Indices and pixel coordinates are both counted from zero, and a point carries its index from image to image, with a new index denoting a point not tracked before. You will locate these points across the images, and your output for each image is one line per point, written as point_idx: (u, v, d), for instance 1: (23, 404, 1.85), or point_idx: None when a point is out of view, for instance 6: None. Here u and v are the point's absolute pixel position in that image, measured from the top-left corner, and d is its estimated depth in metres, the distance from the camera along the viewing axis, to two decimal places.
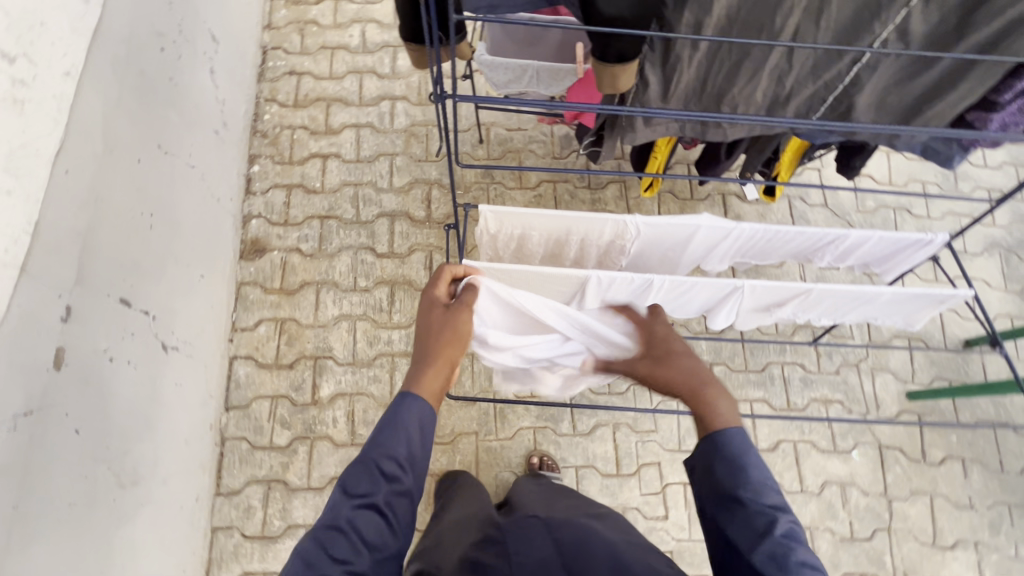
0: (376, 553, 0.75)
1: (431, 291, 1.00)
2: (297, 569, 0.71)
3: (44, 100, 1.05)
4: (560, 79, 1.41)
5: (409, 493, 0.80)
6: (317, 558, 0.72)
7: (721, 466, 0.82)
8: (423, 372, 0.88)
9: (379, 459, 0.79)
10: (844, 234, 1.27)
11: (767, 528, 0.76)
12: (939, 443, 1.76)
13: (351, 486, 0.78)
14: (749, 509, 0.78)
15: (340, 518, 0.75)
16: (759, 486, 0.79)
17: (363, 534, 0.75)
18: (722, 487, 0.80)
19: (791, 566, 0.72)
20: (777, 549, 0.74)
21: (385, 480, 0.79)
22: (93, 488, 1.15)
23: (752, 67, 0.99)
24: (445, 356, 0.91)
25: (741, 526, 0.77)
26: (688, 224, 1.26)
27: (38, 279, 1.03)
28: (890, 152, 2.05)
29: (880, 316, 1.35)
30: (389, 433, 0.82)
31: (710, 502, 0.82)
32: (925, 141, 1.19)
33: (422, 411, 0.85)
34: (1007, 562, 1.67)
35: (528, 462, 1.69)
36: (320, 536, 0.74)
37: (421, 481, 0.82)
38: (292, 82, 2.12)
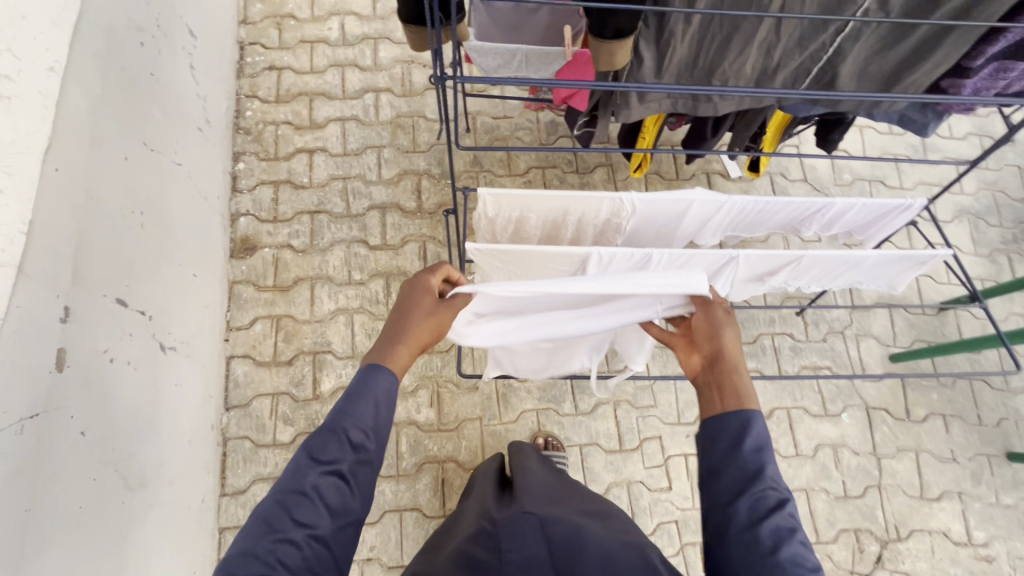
0: (340, 519, 0.74)
1: (426, 271, 0.93)
2: (256, 532, 0.70)
3: (30, 97, 1.02)
4: (549, 62, 1.39)
5: (373, 462, 0.79)
6: (278, 521, 0.70)
7: (748, 441, 0.78)
8: (392, 349, 0.86)
9: (346, 427, 0.78)
10: (830, 203, 1.33)
11: (779, 504, 0.74)
12: (921, 401, 1.85)
13: (317, 452, 0.75)
14: (766, 484, 0.75)
15: (305, 482, 0.73)
16: (778, 469, 0.77)
17: (327, 500, 0.73)
18: (745, 462, 0.77)
19: (794, 543, 0.72)
20: (784, 527, 0.72)
21: (352, 448, 0.77)
22: (101, 492, 1.14)
23: (741, 41, 1.03)
24: (420, 341, 0.89)
25: (753, 499, 0.75)
26: (681, 199, 1.29)
27: (37, 280, 1.01)
28: (863, 126, 2.13)
29: (864, 279, 1.41)
30: (357, 401, 0.80)
31: (723, 471, 0.78)
32: (902, 110, 1.25)
33: (388, 384, 0.83)
34: (989, 509, 1.76)
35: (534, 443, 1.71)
36: (283, 500, 0.72)
37: (384, 449, 0.81)
38: (272, 77, 2.09)
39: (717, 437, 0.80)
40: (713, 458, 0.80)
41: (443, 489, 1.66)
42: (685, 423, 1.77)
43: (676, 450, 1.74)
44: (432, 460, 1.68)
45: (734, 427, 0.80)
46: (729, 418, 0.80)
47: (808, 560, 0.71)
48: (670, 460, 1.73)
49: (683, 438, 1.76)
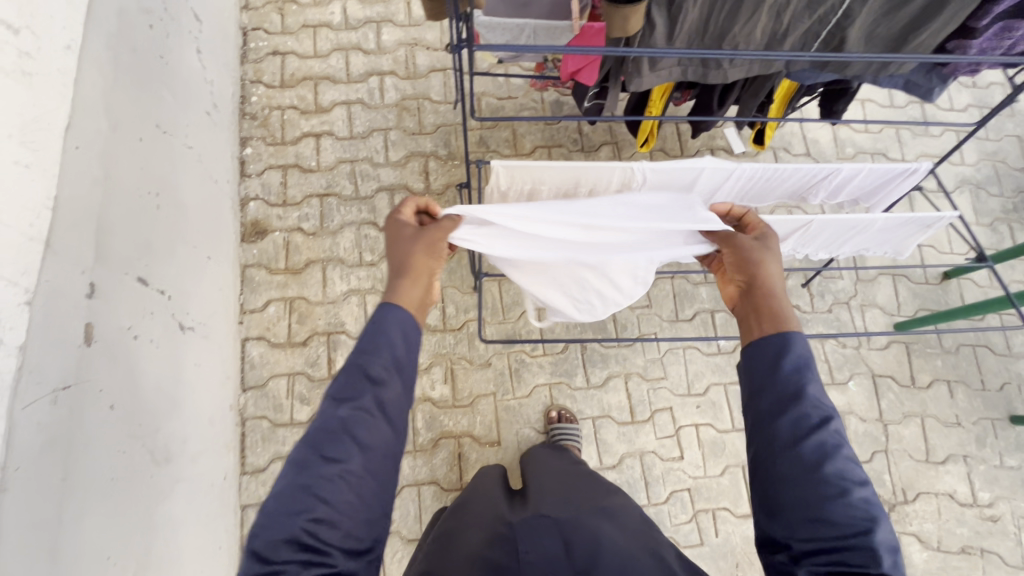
0: (370, 452, 0.75)
1: (396, 215, 0.98)
2: (290, 472, 0.73)
3: (50, 75, 1.04)
4: (557, 36, 1.42)
5: (398, 393, 0.80)
6: (308, 460, 0.73)
7: (788, 363, 0.80)
8: (398, 287, 0.88)
9: (365, 364, 0.79)
10: (837, 168, 1.35)
11: (822, 422, 0.76)
12: (925, 368, 1.89)
13: (339, 393, 0.77)
14: (809, 404, 0.77)
15: (331, 422, 0.75)
16: (818, 389, 0.79)
17: (355, 435, 0.75)
18: (787, 384, 0.79)
19: (837, 459, 0.74)
20: (826, 444, 0.75)
21: (372, 382, 0.78)
22: (132, 464, 1.16)
23: (752, 5, 1.05)
24: (420, 270, 0.91)
25: (796, 420, 0.77)
26: (692, 168, 1.31)
27: (62, 254, 1.02)
28: (865, 100, 2.15)
29: (871, 244, 1.44)
30: (373, 337, 0.81)
31: (767, 394, 0.79)
32: (908, 75, 1.27)
33: (400, 316, 0.84)
34: (993, 471, 1.80)
35: (547, 417, 1.74)
36: (312, 441, 0.74)
37: (407, 378, 0.82)
38: (276, 62, 2.09)
39: (755, 365, 0.83)
40: (754, 385, 0.81)
41: (459, 462, 1.69)
42: (695, 394, 1.80)
43: (687, 420, 1.78)
44: (448, 435, 1.71)
45: (774, 350, 0.82)
46: (771, 343, 0.82)
47: (853, 473, 0.74)
48: (682, 430, 1.76)
49: (693, 409, 1.79)
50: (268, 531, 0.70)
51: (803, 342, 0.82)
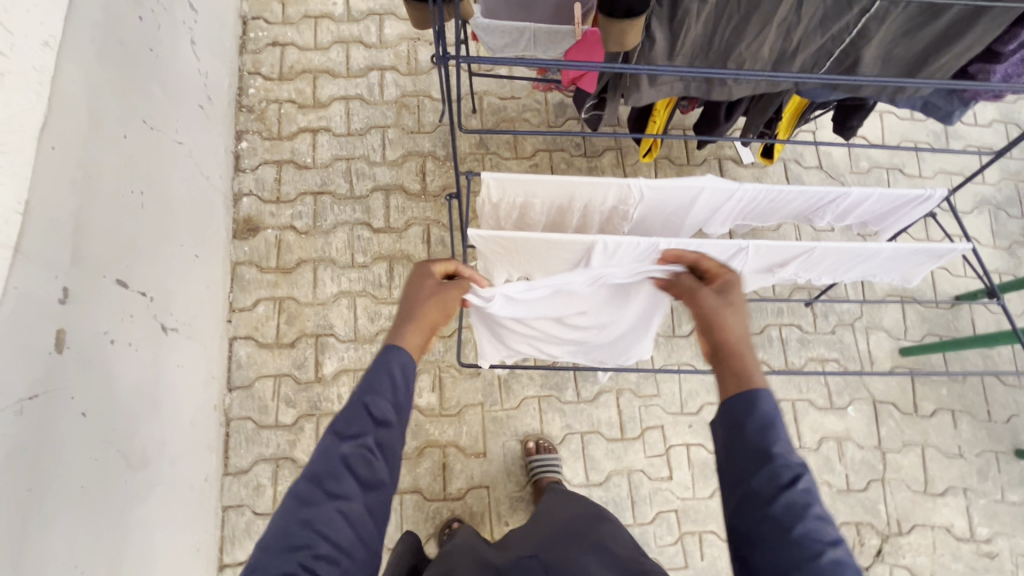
0: (371, 491, 0.72)
1: (425, 263, 0.95)
2: (291, 505, 0.70)
3: (24, 72, 0.99)
4: (559, 41, 1.33)
5: (400, 433, 0.77)
6: (310, 495, 0.70)
7: (753, 421, 0.75)
8: (403, 333, 0.86)
9: (367, 403, 0.75)
10: (845, 192, 1.28)
11: (792, 481, 0.70)
12: (929, 396, 1.82)
13: (342, 428, 0.74)
14: (778, 463, 0.72)
15: (332, 457, 0.72)
16: (788, 445, 0.74)
17: (356, 473, 0.72)
18: (752, 443, 0.74)
19: (809, 518, 0.68)
20: (796, 503, 0.69)
21: (375, 422, 0.75)
22: (103, 471, 1.15)
23: (760, 22, 0.99)
24: (429, 324, 0.89)
25: (764, 479, 0.71)
26: (692, 187, 1.25)
27: (33, 260, 0.99)
28: (883, 112, 2.06)
29: (878, 272, 1.37)
30: (376, 376, 0.78)
31: (735, 453, 0.75)
32: (926, 97, 1.20)
33: (404, 362, 0.81)
34: (993, 506, 1.75)
35: (525, 447, 1.70)
36: (312, 475, 0.71)
37: (409, 421, 0.78)
38: (275, 54, 2.05)
39: (720, 429, 0.78)
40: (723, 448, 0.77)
41: (443, 472, 1.66)
42: (688, 413, 1.76)
43: (678, 440, 1.73)
44: (433, 444, 1.69)
45: (736, 411, 0.78)
46: (733, 403, 0.78)
47: (824, 532, 0.68)
48: (672, 450, 1.72)
49: (685, 429, 1.74)
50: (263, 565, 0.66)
51: (768, 399, 0.77)
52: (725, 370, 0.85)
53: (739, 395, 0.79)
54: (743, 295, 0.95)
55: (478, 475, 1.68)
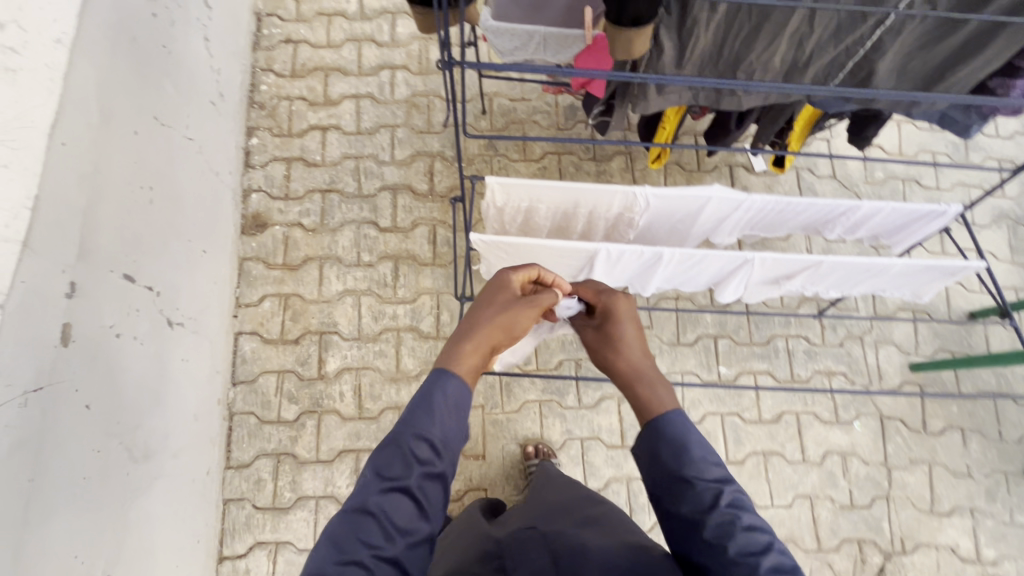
0: (409, 538, 0.68)
1: (508, 271, 0.92)
2: (325, 549, 0.66)
3: (37, 70, 1.01)
4: (568, 46, 1.29)
5: (444, 477, 0.73)
6: (346, 541, 0.66)
7: (664, 449, 0.75)
8: (458, 351, 0.81)
9: (411, 443, 0.72)
10: (856, 205, 1.25)
11: (713, 501, 0.71)
12: (939, 413, 1.79)
13: (382, 469, 0.71)
14: (695, 489, 0.72)
15: (370, 501, 0.68)
16: (702, 463, 0.74)
17: (394, 519, 0.68)
18: (669, 473, 0.74)
19: (739, 533, 0.68)
20: (724, 522, 0.69)
21: (418, 464, 0.71)
22: (106, 463, 1.16)
23: (771, 33, 0.99)
24: (489, 342, 0.84)
25: (689, 504, 0.72)
26: (698, 196, 1.23)
27: (42, 255, 1.01)
28: (901, 121, 2.02)
29: (887, 287, 1.34)
30: (420, 412, 0.74)
31: (657, 485, 0.76)
32: (944, 109, 1.17)
33: (457, 393, 0.77)
34: (1001, 527, 1.71)
35: (524, 450, 1.69)
36: (349, 519, 0.68)
37: (454, 463, 0.74)
38: (288, 51, 2.05)
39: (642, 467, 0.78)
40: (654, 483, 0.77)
41: None
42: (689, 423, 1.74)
43: None
44: None
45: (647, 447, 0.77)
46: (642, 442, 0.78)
47: (757, 542, 0.68)
48: None
49: None
50: None
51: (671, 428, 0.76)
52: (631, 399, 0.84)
53: (646, 424, 0.79)
54: (626, 319, 0.91)
55: (476, 477, 1.68)
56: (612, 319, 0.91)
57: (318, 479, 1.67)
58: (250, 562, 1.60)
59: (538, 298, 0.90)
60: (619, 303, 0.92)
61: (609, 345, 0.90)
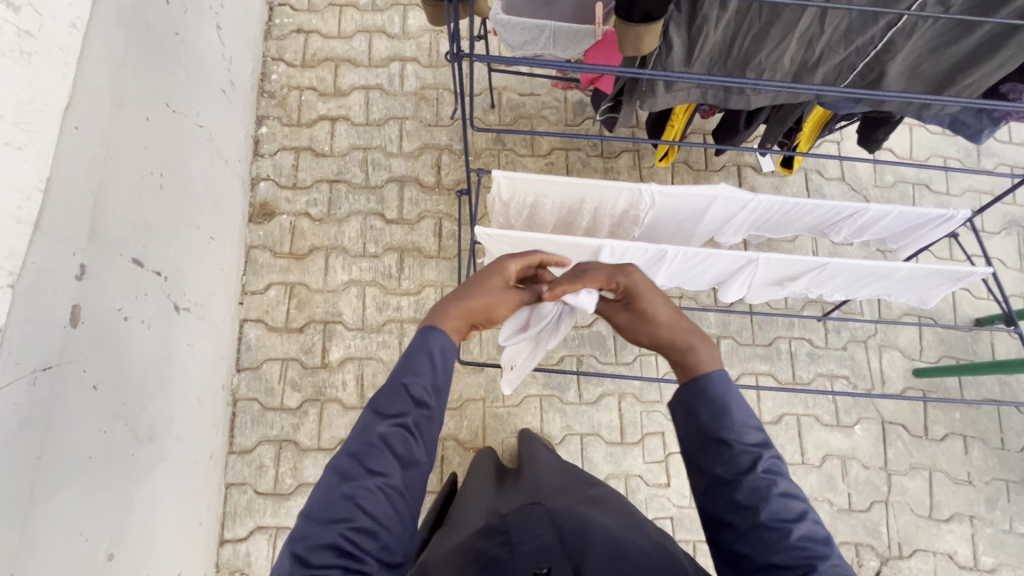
0: (410, 469, 0.69)
1: (508, 259, 0.88)
2: (330, 480, 0.67)
3: (51, 54, 1.02)
4: (578, 41, 1.29)
5: (439, 416, 0.73)
6: (350, 470, 0.67)
7: (704, 410, 0.72)
8: (450, 311, 0.79)
9: (408, 382, 0.72)
10: (863, 208, 1.25)
11: (751, 464, 0.68)
12: (941, 420, 1.78)
13: (382, 407, 0.71)
14: (734, 450, 0.69)
15: (371, 434, 0.69)
16: (742, 425, 0.71)
17: (395, 450, 0.69)
18: (708, 433, 0.71)
19: (774, 498, 0.66)
20: (759, 487, 0.67)
21: (414, 403, 0.72)
22: (111, 443, 1.18)
23: (781, 32, 0.99)
24: (473, 313, 0.82)
25: (724, 465, 0.69)
26: (704, 194, 1.23)
27: (52, 236, 1.03)
28: (913, 124, 2.00)
29: (893, 291, 1.34)
30: (414, 357, 0.74)
31: (693, 445, 0.73)
32: (954, 113, 1.17)
33: (443, 342, 0.76)
34: (1000, 535, 1.70)
35: None
36: (353, 451, 0.68)
37: (446, 404, 0.75)
38: (299, 40, 2.06)
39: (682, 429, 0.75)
40: (688, 443, 0.74)
41: (441, 465, 1.68)
42: None
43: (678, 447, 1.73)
44: None
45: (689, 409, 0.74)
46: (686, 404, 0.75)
47: (790, 510, 0.66)
48: (671, 457, 1.72)
49: None
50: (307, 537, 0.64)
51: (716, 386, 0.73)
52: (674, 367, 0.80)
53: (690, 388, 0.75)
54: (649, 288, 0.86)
55: None
56: (637, 294, 0.86)
57: (319, 467, 1.68)
58: (250, 546, 1.62)
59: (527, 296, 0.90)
60: (639, 278, 0.86)
61: (642, 321, 0.85)
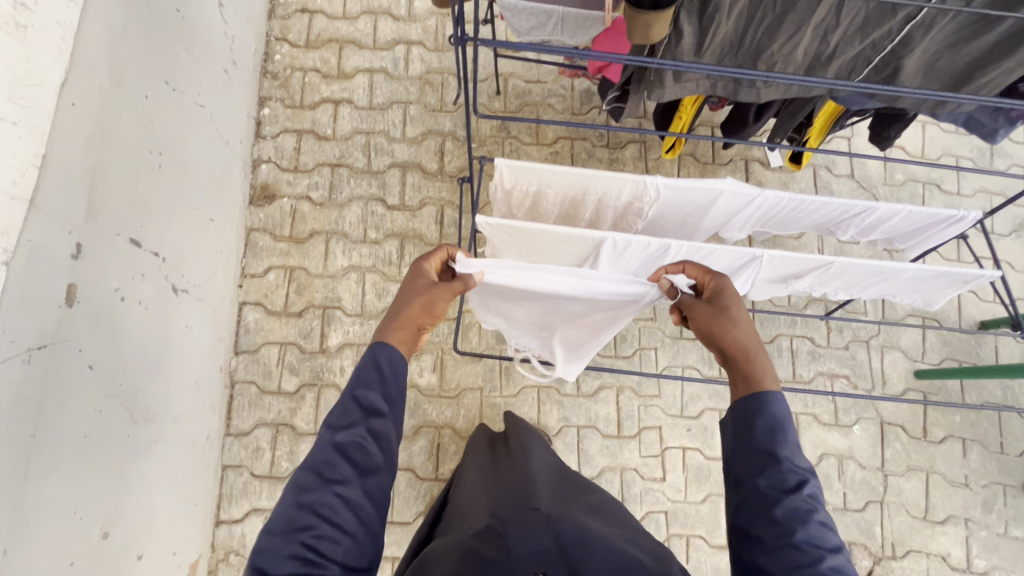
0: (370, 476, 0.70)
1: (422, 260, 0.92)
2: (290, 494, 0.68)
3: (47, 27, 1.00)
4: (586, 28, 1.26)
5: (394, 422, 0.75)
6: (308, 482, 0.68)
7: (762, 421, 0.74)
8: (386, 328, 0.83)
9: (358, 393, 0.74)
10: (872, 207, 1.22)
11: (797, 485, 0.69)
12: (941, 422, 1.77)
13: (335, 420, 0.72)
14: (782, 468, 0.71)
15: (326, 446, 0.70)
16: (795, 448, 0.72)
17: (352, 459, 0.70)
18: (763, 445, 0.72)
19: (813, 523, 0.67)
20: (800, 509, 0.67)
21: (365, 412, 0.73)
22: (107, 423, 1.18)
23: (795, 24, 0.96)
24: (415, 318, 0.85)
25: (769, 480, 0.70)
26: (710, 189, 1.20)
27: (48, 214, 1.02)
28: (926, 122, 1.96)
29: (898, 292, 1.32)
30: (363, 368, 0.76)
31: (737, 453, 0.74)
32: (970, 111, 1.14)
33: (392, 355, 0.79)
34: (995, 539, 1.70)
35: None
36: (310, 463, 0.69)
37: (401, 411, 0.77)
38: (303, 20, 2.03)
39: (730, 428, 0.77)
40: (736, 449, 0.75)
41: (437, 452, 1.68)
42: (687, 417, 1.74)
43: (674, 442, 1.73)
44: (429, 424, 1.70)
45: (743, 412, 0.77)
46: (743, 404, 0.77)
47: (827, 540, 0.66)
48: (667, 451, 1.72)
49: (683, 432, 1.73)
50: (270, 548, 0.64)
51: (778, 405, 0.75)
52: (732, 372, 0.83)
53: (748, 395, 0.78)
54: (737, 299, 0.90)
55: None
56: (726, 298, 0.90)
57: None
58: (246, 527, 1.63)
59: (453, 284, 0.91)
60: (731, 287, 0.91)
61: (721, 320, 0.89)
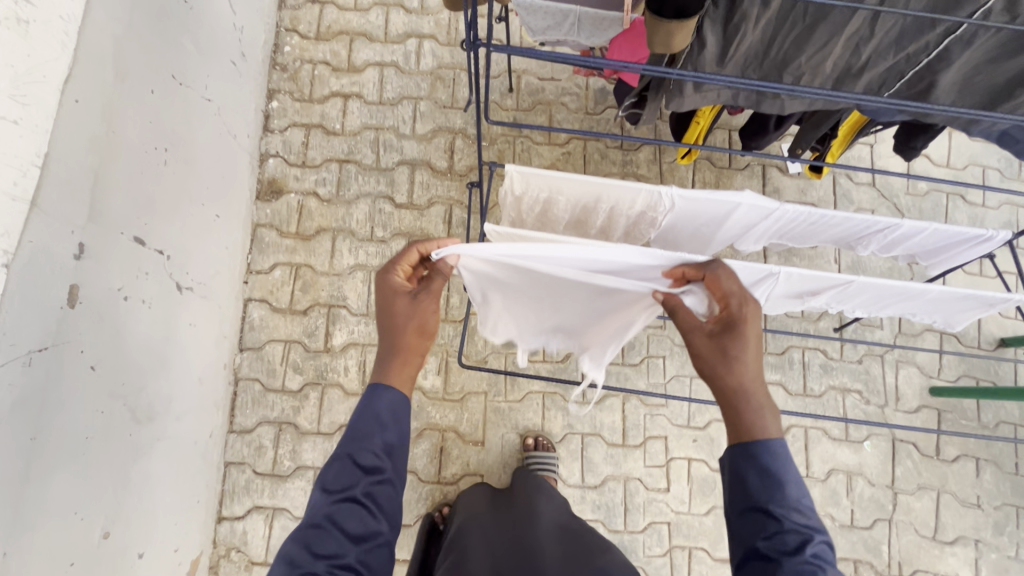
0: (365, 544, 0.72)
1: (386, 277, 0.88)
2: (281, 569, 0.70)
3: (51, 22, 0.97)
4: (604, 28, 1.20)
5: (391, 483, 0.77)
6: (299, 558, 0.70)
7: (755, 476, 0.77)
8: (389, 365, 0.84)
9: (354, 454, 0.77)
10: (896, 223, 1.17)
11: (798, 546, 0.71)
12: (954, 441, 1.72)
13: (329, 484, 0.75)
14: (782, 527, 0.73)
15: (318, 516, 0.73)
16: (793, 505, 0.74)
17: (346, 529, 0.72)
18: (759, 501, 0.75)
19: None
20: (804, 570, 0.70)
21: (363, 473, 0.76)
22: (109, 424, 1.18)
23: (825, 35, 0.91)
24: (412, 344, 0.86)
25: (770, 540, 0.73)
26: (728, 201, 1.16)
27: (51, 215, 1.00)
28: (953, 130, 1.90)
29: (920, 312, 1.27)
30: (360, 425, 0.78)
31: (734, 509, 0.78)
32: (1006, 128, 1.08)
33: (393, 401, 0.81)
34: (1005, 561, 1.67)
35: (523, 442, 1.69)
36: (301, 537, 0.71)
37: (401, 467, 0.79)
38: (314, 11, 1.98)
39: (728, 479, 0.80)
40: (734, 505, 0.78)
41: (441, 455, 1.67)
42: (694, 428, 1.71)
43: (680, 453, 1.70)
44: (432, 427, 1.69)
45: (740, 463, 0.79)
46: (740, 454, 0.79)
47: None
48: (672, 462, 1.69)
49: (689, 442, 1.71)
50: None
51: (777, 459, 0.77)
52: (731, 413, 0.83)
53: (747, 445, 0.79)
54: (751, 335, 0.86)
55: (474, 463, 1.68)
56: (741, 334, 0.86)
57: (317, 450, 1.68)
58: (247, 525, 1.63)
59: (428, 289, 0.88)
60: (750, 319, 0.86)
61: (724, 358, 0.85)
